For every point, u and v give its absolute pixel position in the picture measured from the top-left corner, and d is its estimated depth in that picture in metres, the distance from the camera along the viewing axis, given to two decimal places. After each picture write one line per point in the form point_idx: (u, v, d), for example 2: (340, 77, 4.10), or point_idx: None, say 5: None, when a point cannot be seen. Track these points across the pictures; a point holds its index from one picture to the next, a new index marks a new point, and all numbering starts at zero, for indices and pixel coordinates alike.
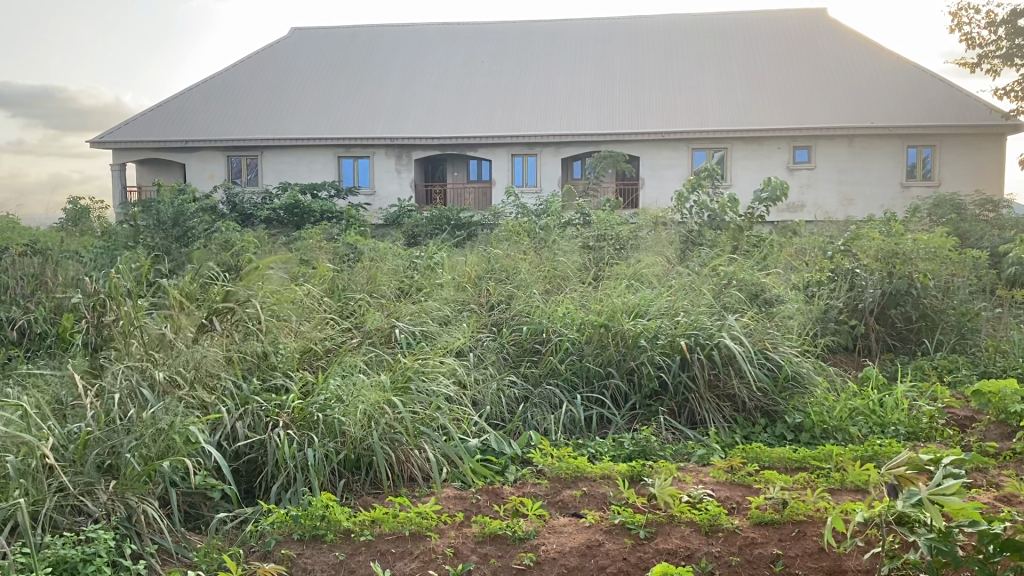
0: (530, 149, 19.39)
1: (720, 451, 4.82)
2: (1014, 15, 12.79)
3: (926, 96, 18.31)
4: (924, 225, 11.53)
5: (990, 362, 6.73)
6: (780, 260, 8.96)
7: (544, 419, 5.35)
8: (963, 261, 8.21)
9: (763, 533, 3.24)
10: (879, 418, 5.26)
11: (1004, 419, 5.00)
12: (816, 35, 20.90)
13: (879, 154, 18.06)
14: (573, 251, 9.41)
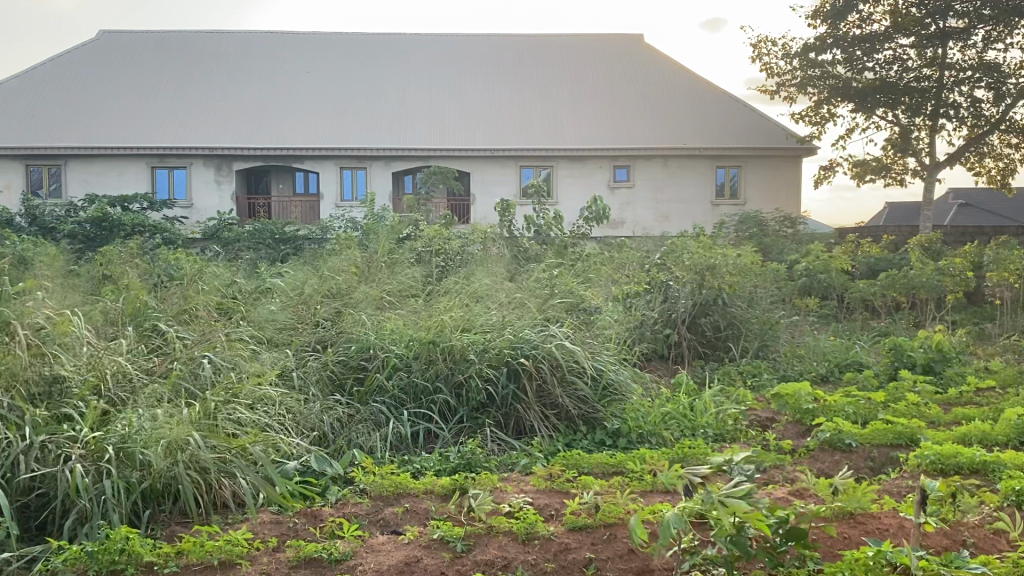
0: (359, 163, 19.10)
1: (542, 459, 4.89)
2: (806, 48, 13.94)
3: (731, 121, 19.69)
4: (731, 240, 12.32)
5: (789, 366, 7.25)
6: (603, 274, 9.26)
7: (369, 437, 5.23)
8: (765, 272, 8.81)
9: (576, 538, 3.30)
10: (691, 421, 5.52)
11: (800, 418, 5.35)
12: (633, 59, 21.89)
13: (691, 174, 19.19)
14: (404, 266, 9.31)
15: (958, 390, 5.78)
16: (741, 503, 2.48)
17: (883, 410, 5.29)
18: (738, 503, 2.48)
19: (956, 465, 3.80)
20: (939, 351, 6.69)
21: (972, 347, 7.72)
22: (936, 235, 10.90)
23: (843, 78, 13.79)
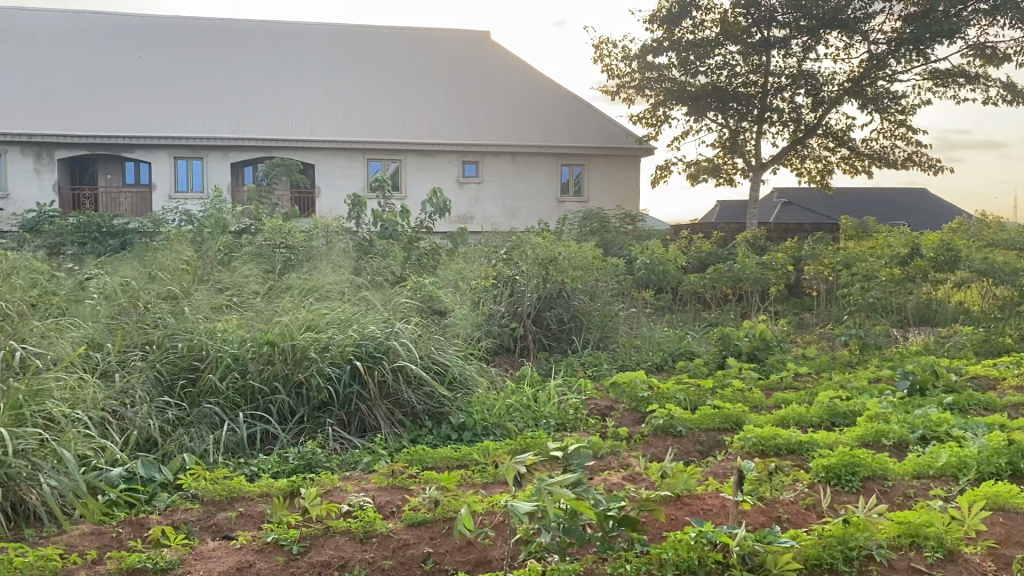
0: (195, 153, 18.21)
1: (386, 457, 4.82)
2: (644, 51, 14.48)
3: (574, 119, 20.23)
4: (574, 235, 12.63)
5: (627, 356, 7.50)
6: (449, 268, 9.25)
7: (202, 441, 4.97)
8: (606, 267, 9.06)
9: (415, 533, 3.27)
10: (533, 412, 5.62)
11: (637, 406, 5.53)
12: (481, 56, 21.98)
13: (537, 171, 19.55)
14: (243, 261, 8.95)
15: (778, 375, 6.18)
16: (572, 490, 2.52)
17: (711, 396, 5.57)
18: (568, 490, 2.52)
19: (775, 445, 4.04)
20: (762, 339, 7.13)
21: (792, 335, 8.26)
22: (761, 232, 11.59)
23: (678, 81, 14.40)
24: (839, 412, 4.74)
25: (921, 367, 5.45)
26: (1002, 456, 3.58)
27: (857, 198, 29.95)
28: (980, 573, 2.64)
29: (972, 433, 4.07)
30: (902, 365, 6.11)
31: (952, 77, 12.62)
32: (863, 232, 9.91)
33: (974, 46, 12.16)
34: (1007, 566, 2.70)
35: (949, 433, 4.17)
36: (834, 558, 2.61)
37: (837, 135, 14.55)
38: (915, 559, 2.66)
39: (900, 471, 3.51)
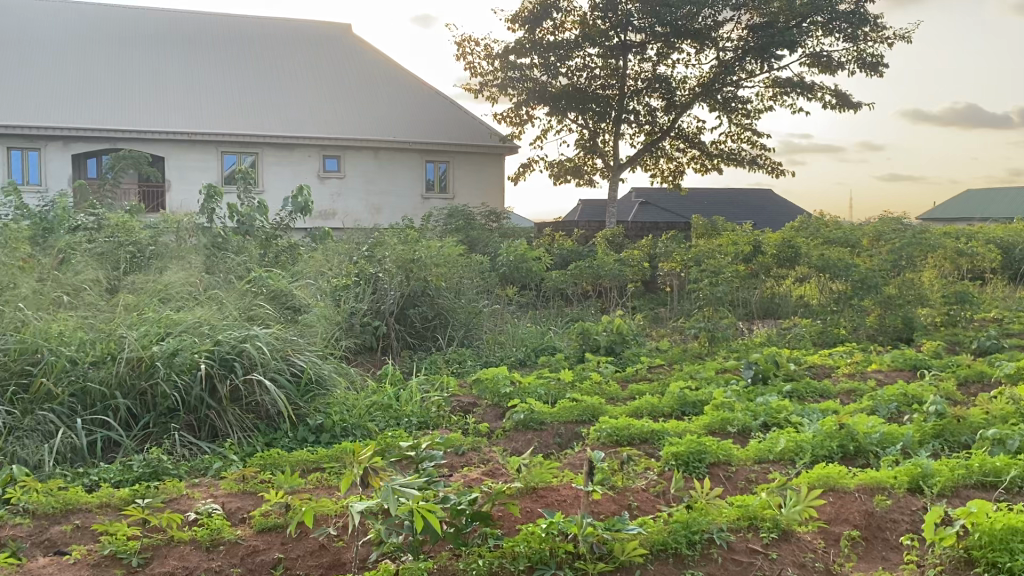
0: (31, 142, 16.95)
1: (238, 462, 4.64)
2: (506, 51, 14.61)
3: (437, 115, 20.22)
4: (438, 233, 12.57)
5: (491, 352, 7.53)
6: (309, 264, 9.00)
7: (34, 451, 4.61)
8: (470, 264, 9.05)
9: (265, 539, 3.15)
10: (395, 411, 5.55)
11: (499, 401, 5.56)
12: (341, 46, 21.47)
13: (400, 167, 19.40)
14: (83, 259, 8.38)
15: (634, 368, 6.37)
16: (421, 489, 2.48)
17: (570, 389, 5.67)
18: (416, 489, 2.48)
19: (628, 435, 4.16)
20: (619, 333, 7.34)
21: (648, 329, 8.54)
22: (619, 230, 11.92)
23: (539, 81, 14.61)
24: (689, 402, 4.93)
25: (765, 357, 5.74)
26: (833, 439, 3.82)
27: (707, 197, 31.41)
28: (811, 550, 2.80)
29: (807, 418, 4.33)
30: (748, 356, 6.43)
31: (791, 87, 13.40)
32: (713, 230, 10.36)
33: (811, 55, 12.93)
34: (834, 542, 2.88)
35: (787, 419, 4.41)
36: (678, 542, 2.70)
37: (689, 137, 15.16)
38: (752, 540, 2.79)
39: (743, 456, 3.69)
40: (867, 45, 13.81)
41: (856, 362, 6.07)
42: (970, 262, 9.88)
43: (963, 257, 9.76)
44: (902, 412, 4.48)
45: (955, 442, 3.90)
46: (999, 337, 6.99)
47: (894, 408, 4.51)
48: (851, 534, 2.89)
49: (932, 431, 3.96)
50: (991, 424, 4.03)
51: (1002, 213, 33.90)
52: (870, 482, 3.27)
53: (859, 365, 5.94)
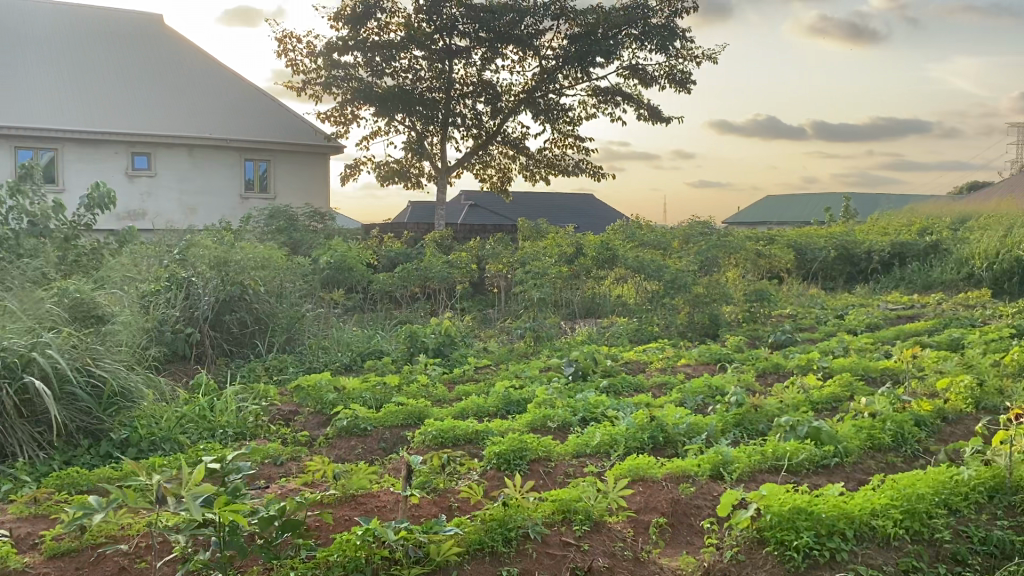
0: None
1: (31, 484, 4.25)
2: (329, 49, 14.30)
3: (255, 111, 19.53)
4: (259, 234, 12.09)
5: (314, 358, 7.32)
6: (115, 267, 8.38)
7: None
8: (291, 267, 8.77)
9: (58, 566, 2.90)
10: (209, 422, 5.28)
11: (321, 408, 5.41)
12: (149, 28, 19.94)
13: (216, 166, 18.61)
14: None
15: (460, 370, 6.39)
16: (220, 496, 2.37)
17: (395, 393, 5.60)
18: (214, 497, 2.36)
19: (453, 436, 4.17)
20: (447, 335, 7.35)
21: (475, 330, 8.61)
22: (446, 231, 11.96)
23: (363, 81, 14.41)
24: (513, 401, 5.00)
25: (584, 355, 5.93)
26: (645, 431, 4.01)
27: (531, 199, 32.21)
28: (621, 539, 2.92)
29: (622, 412, 4.51)
30: (568, 354, 6.61)
31: (610, 96, 13.95)
32: (538, 233, 10.56)
33: (627, 67, 13.50)
34: (644, 530, 3.02)
35: (604, 413, 4.57)
36: (494, 539, 2.73)
37: (514, 142, 15.43)
38: (565, 532, 2.87)
39: (562, 452, 3.80)
40: (677, 61, 14.56)
41: (668, 357, 6.39)
42: (768, 262, 10.67)
43: (761, 257, 10.52)
44: (707, 404, 4.77)
45: (754, 430, 4.18)
46: (792, 331, 7.58)
47: (700, 399, 4.78)
48: (659, 521, 3.03)
49: (733, 420, 4.23)
50: (784, 411, 4.36)
51: (795, 217, 37.01)
52: (676, 470, 3.46)
53: (670, 360, 6.26)
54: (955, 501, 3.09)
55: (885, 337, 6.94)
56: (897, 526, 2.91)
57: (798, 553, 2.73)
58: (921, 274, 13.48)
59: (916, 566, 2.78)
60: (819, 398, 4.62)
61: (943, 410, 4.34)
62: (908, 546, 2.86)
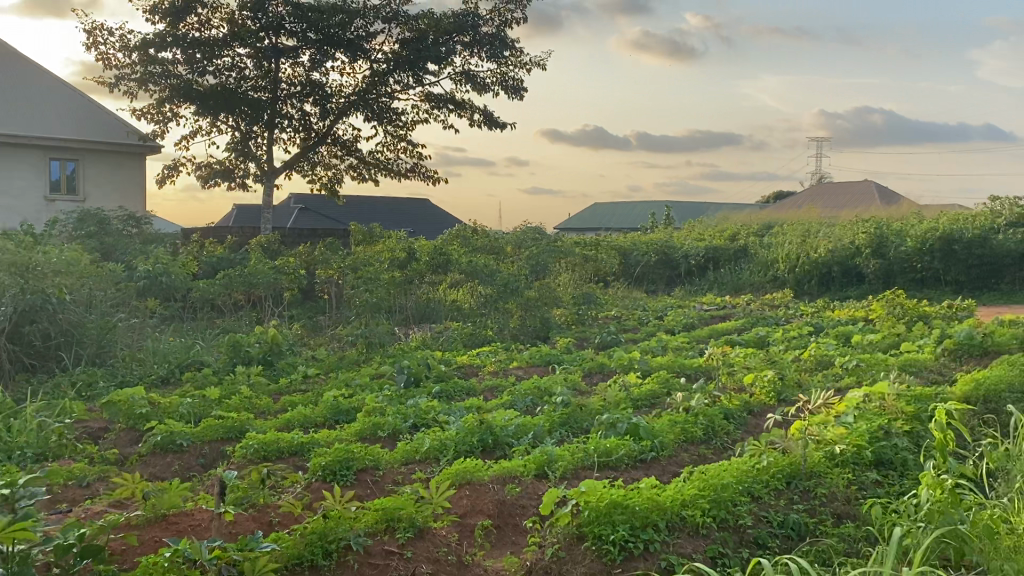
0: None
1: None
2: (145, 43, 13.50)
3: (61, 107, 18.14)
4: (65, 238, 11.19)
5: (128, 371, 6.87)
6: None
7: None
8: (102, 273, 8.16)
9: None
10: (5, 443, 4.76)
11: (134, 424, 5.07)
12: None
13: (17, 165, 17.12)
14: None
15: (287, 380, 6.18)
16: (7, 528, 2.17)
17: (216, 405, 5.34)
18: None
19: (277, 449, 4.03)
20: (273, 344, 7.10)
21: (304, 338, 8.37)
22: (273, 236, 11.55)
23: (183, 79, 13.72)
24: (342, 410, 4.90)
25: (416, 361, 5.90)
26: (474, 434, 4.03)
27: (364, 203, 31.76)
28: (445, 544, 2.92)
29: (453, 416, 4.52)
30: (399, 360, 6.55)
31: (443, 102, 13.99)
32: (371, 237, 10.38)
33: (460, 73, 13.59)
34: (469, 533, 3.03)
35: (435, 419, 4.57)
36: (314, 553, 2.67)
37: (344, 144, 15.19)
38: (388, 542, 2.84)
39: (390, 460, 3.76)
40: (508, 68, 14.81)
41: (500, 360, 6.47)
42: (594, 266, 11.07)
43: (587, 260, 10.86)
44: (536, 405, 4.86)
45: (578, 429, 4.30)
46: (617, 333, 7.88)
47: (529, 401, 4.87)
48: (484, 523, 3.06)
49: (559, 420, 4.33)
50: (606, 408, 4.53)
51: (621, 223, 38.60)
52: (502, 472, 3.50)
53: (503, 363, 6.34)
54: (756, 488, 3.30)
55: (701, 336, 7.35)
56: (705, 515, 3.07)
57: (614, 547, 2.84)
58: (733, 277, 14.36)
59: (722, 552, 2.95)
60: (639, 395, 4.82)
61: (749, 403, 4.65)
62: (715, 533, 3.03)
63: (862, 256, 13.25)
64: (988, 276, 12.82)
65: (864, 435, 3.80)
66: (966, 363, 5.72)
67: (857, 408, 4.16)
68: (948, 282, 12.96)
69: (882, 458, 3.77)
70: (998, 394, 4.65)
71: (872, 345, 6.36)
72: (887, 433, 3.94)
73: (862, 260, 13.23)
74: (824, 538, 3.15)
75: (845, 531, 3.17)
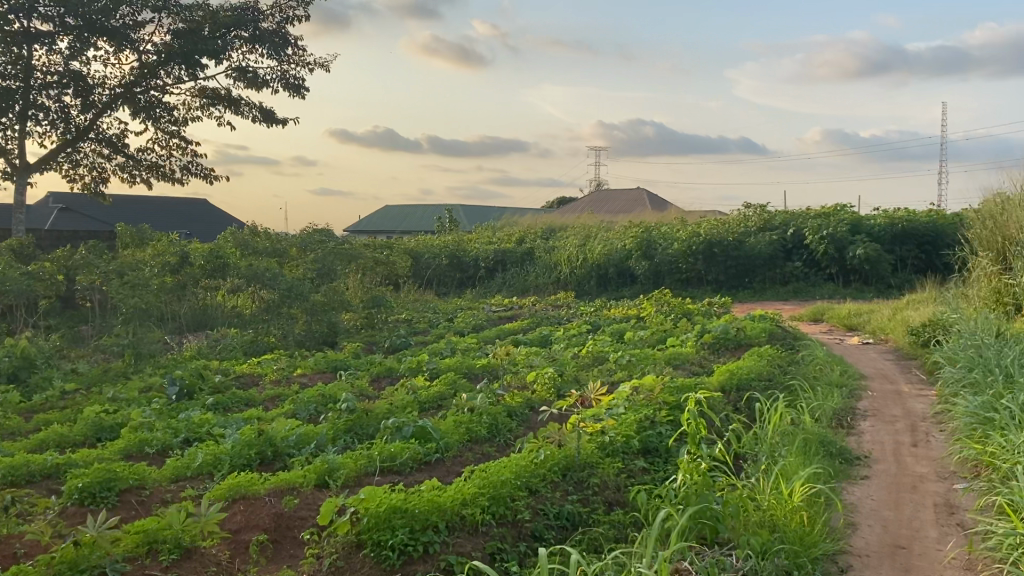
0: None
1: None
2: None
3: None
4: None
5: None
6: None
7: None
8: None
9: None
10: None
11: None
12: None
13: None
14: None
15: (40, 397, 5.62)
16: None
17: None
18: None
19: (27, 473, 3.66)
20: (24, 358, 6.45)
21: (63, 350, 7.66)
22: (26, 239, 10.48)
23: None
24: (104, 427, 4.54)
25: (189, 372, 5.58)
26: (252, 447, 3.88)
27: (136, 205, 29.63)
28: (213, 564, 2.79)
29: (229, 428, 4.31)
30: (171, 371, 6.16)
31: (220, 101, 13.37)
32: (141, 240, 9.67)
33: (238, 71, 13.03)
34: (243, 550, 2.90)
35: (209, 432, 4.33)
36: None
37: (111, 141, 14.11)
38: (150, 566, 2.71)
39: (157, 478, 3.53)
40: (289, 66, 14.36)
41: (283, 367, 6.25)
42: (382, 268, 11.01)
43: (375, 263, 10.77)
44: (320, 413, 4.74)
45: (363, 435, 4.25)
46: (405, 335, 7.89)
47: (313, 409, 4.75)
48: (259, 538, 2.93)
49: (343, 427, 4.25)
50: (391, 413, 4.50)
51: (412, 225, 38.64)
52: (280, 484, 3.38)
53: (285, 371, 6.13)
54: (533, 482, 3.42)
55: (488, 337, 7.52)
56: (484, 512, 3.13)
57: (393, 551, 2.84)
58: (519, 279, 14.77)
59: (501, 548, 3.02)
60: (426, 397, 4.84)
61: (530, 400, 4.80)
62: (493, 530, 3.10)
63: (634, 258, 14.12)
64: (743, 275, 14.09)
65: (632, 426, 4.06)
66: (723, 355, 6.25)
67: (626, 400, 4.43)
68: (709, 282, 14.14)
69: (648, 446, 4.03)
70: (747, 383, 5.13)
71: (642, 341, 6.78)
72: (653, 422, 4.22)
73: (634, 261, 14.10)
74: (595, 526, 3.30)
75: (615, 518, 3.34)
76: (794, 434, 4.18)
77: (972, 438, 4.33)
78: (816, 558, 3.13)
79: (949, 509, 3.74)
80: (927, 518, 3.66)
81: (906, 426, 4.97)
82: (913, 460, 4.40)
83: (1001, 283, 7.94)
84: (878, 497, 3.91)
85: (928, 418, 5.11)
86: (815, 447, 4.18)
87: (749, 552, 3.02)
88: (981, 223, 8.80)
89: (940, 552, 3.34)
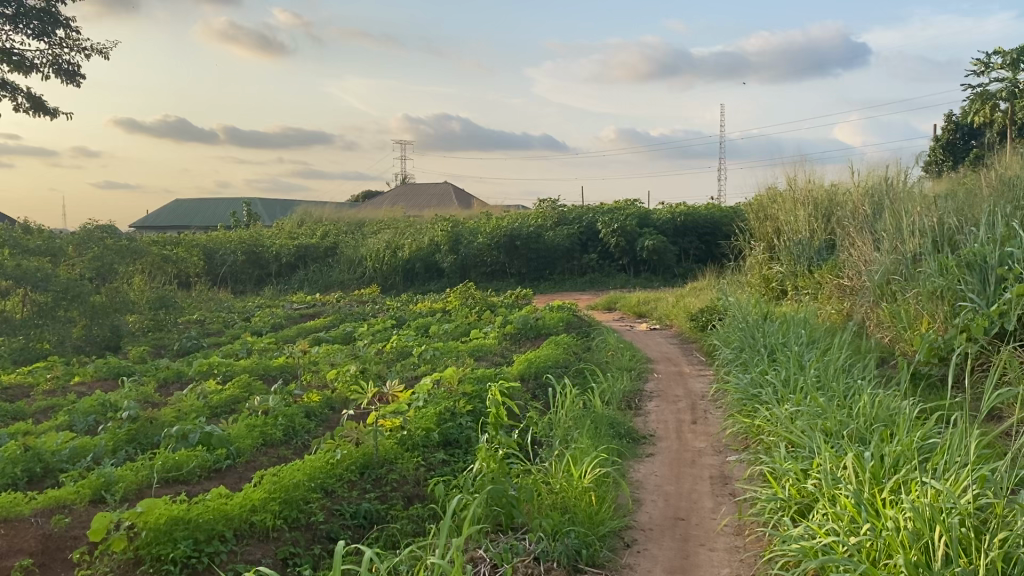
0: None
1: None
2: None
3: None
4: None
5: None
6: None
7: None
8: None
9: None
10: None
11: None
12: None
13: None
14: None
15: None
16: None
17: None
18: None
19: None
20: None
21: None
22: None
23: None
24: None
25: None
26: (18, 464, 3.56)
27: None
28: None
29: None
30: None
31: None
32: None
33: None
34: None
35: None
36: None
37: None
38: None
39: None
40: (61, 50, 13.21)
41: (58, 377, 5.76)
42: (170, 266, 10.42)
43: (164, 261, 10.13)
44: (100, 423, 4.42)
45: (147, 444, 4.01)
46: (198, 338, 7.50)
47: (91, 420, 4.42)
48: (23, 562, 2.67)
49: (125, 437, 3.99)
50: (178, 421, 4.28)
51: (204, 223, 36.62)
52: (49, 503, 3.13)
53: (60, 380, 5.64)
54: (328, 483, 3.38)
55: (288, 336, 7.30)
56: (275, 517, 3.07)
57: (174, 565, 2.72)
58: (322, 276, 14.45)
59: (294, 552, 2.96)
60: (218, 403, 4.65)
61: (330, 399, 4.72)
62: (285, 535, 3.04)
63: (441, 252, 14.17)
64: (543, 267, 14.59)
65: (431, 419, 4.11)
66: (522, 345, 6.45)
67: (426, 394, 4.47)
68: (511, 274, 14.57)
69: (448, 438, 4.08)
70: (544, 370, 5.32)
71: (446, 335, 6.84)
72: (453, 414, 4.29)
73: (440, 256, 14.14)
74: (393, 522, 3.29)
75: (413, 512, 3.34)
76: (585, 418, 4.38)
77: (743, 412, 4.73)
78: (603, 535, 3.30)
79: (723, 480, 4.05)
80: (704, 490, 3.96)
81: (687, 405, 5.34)
82: (693, 436, 4.74)
83: (768, 270, 8.73)
84: (661, 473, 4.17)
85: (707, 396, 5.52)
86: (604, 429, 4.41)
87: (541, 534, 3.14)
88: (751, 216, 9.62)
89: (714, 521, 3.62)
